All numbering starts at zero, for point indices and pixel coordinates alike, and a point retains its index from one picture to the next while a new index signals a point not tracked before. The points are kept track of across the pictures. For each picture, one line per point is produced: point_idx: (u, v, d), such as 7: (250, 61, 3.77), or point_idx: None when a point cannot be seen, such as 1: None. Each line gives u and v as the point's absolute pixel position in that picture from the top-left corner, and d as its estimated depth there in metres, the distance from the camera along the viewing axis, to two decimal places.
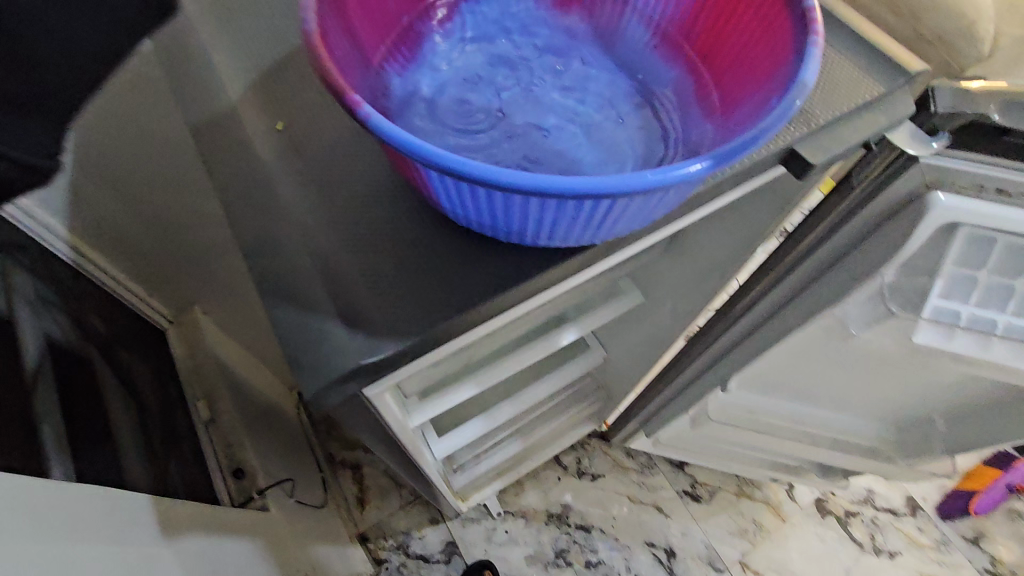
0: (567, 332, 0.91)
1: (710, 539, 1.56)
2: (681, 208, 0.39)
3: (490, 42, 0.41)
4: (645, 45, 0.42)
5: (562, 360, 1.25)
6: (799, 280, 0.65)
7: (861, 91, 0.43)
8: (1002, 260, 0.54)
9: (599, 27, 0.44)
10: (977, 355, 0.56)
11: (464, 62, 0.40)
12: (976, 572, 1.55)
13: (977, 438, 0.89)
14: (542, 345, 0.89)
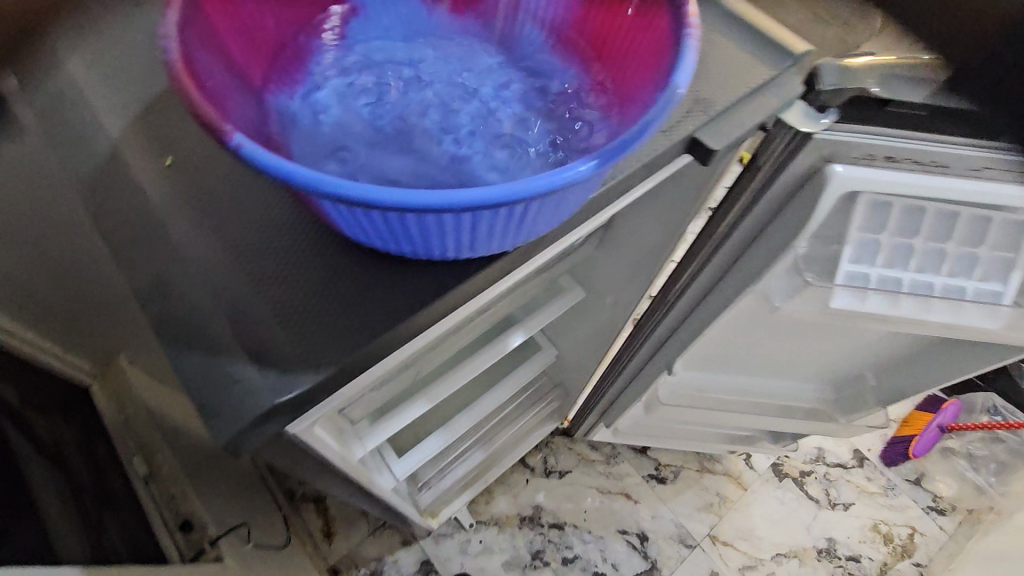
0: (515, 334, 0.91)
1: (679, 518, 1.61)
2: (599, 204, 0.40)
3: (383, 53, 0.41)
4: (542, 45, 0.43)
5: (515, 362, 1.25)
6: (726, 260, 0.67)
7: (752, 78, 0.45)
8: (901, 222, 0.58)
9: (495, 28, 0.44)
10: (888, 313, 0.60)
11: (359, 76, 0.39)
12: (921, 510, 1.66)
13: (905, 388, 0.95)
14: (492, 351, 0.89)
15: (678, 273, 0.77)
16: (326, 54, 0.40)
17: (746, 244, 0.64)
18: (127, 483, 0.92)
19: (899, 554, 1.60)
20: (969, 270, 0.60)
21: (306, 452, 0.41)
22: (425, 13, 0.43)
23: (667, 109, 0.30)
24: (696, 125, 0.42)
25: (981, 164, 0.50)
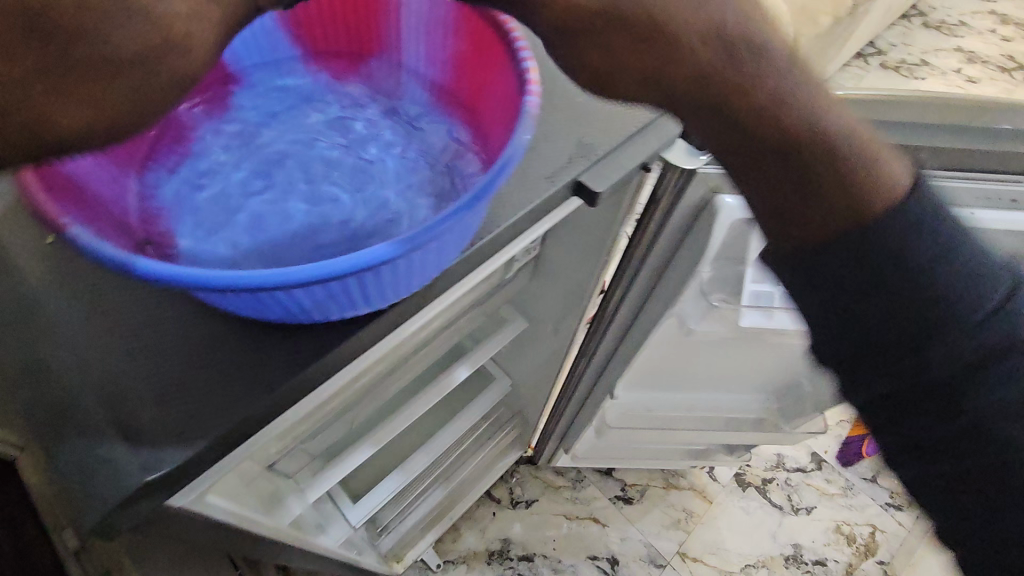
0: (460, 369, 0.91)
1: (648, 537, 1.61)
2: (488, 250, 0.42)
3: (268, 119, 0.44)
4: (423, 102, 0.46)
5: (469, 396, 1.24)
6: (645, 287, 0.70)
7: (631, 118, 0.48)
8: None
9: (378, 88, 0.47)
10: (793, 327, 0.64)
11: (242, 144, 0.42)
12: (879, 508, 1.71)
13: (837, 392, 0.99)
14: (438, 387, 0.89)
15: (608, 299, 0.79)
16: (206, 125, 0.43)
17: (660, 269, 0.66)
18: (54, 562, 0.88)
19: (862, 553, 1.64)
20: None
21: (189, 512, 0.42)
22: (311, 80, 0.47)
23: (510, 165, 0.32)
24: (579, 168, 0.44)
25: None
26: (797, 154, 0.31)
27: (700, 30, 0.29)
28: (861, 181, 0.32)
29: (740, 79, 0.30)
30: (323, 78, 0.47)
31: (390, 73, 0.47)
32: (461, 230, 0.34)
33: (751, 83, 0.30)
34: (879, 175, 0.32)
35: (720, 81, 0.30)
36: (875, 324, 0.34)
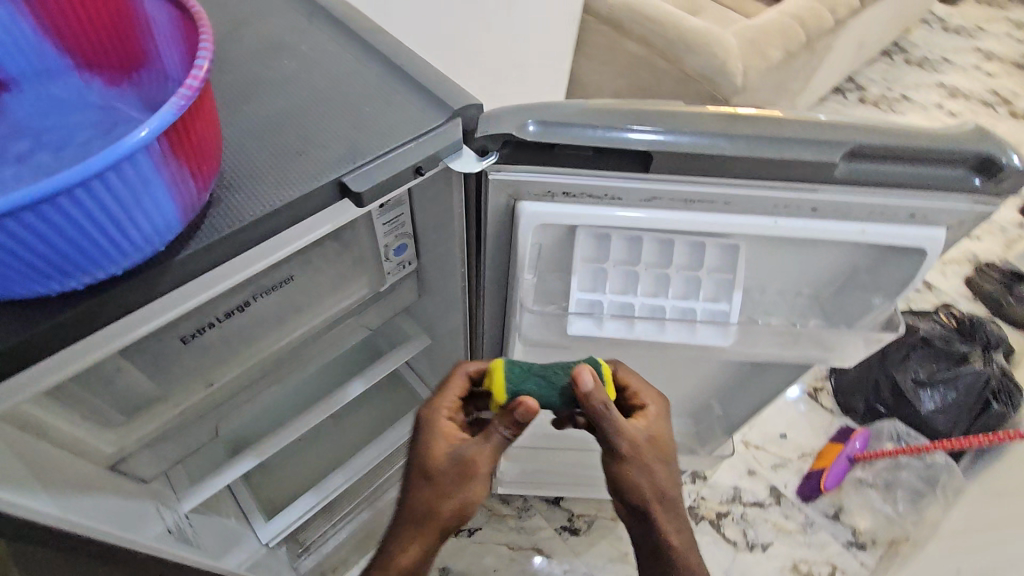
0: (354, 384, 0.91)
1: (592, 570, 1.58)
2: (236, 243, 0.44)
3: (33, 120, 0.47)
4: None
5: (394, 416, 1.25)
6: (499, 280, 0.71)
7: (419, 125, 0.50)
8: (623, 252, 0.63)
9: (148, 95, 0.48)
10: (624, 335, 0.64)
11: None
12: (841, 546, 1.63)
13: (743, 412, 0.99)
14: (329, 403, 0.89)
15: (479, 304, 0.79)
16: None
17: (502, 267, 0.68)
18: None
19: None
20: (693, 292, 0.65)
21: (21, 443, 0.53)
22: (87, 85, 0.48)
23: (111, 153, 0.33)
24: (348, 169, 0.47)
25: (647, 194, 0.55)
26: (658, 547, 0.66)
27: (664, 476, 0.64)
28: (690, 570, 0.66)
29: (664, 501, 0.64)
30: (99, 83, 0.49)
31: (159, 79, 0.47)
32: (111, 205, 0.36)
33: (670, 508, 0.65)
34: None
35: (665, 499, 0.64)
36: None
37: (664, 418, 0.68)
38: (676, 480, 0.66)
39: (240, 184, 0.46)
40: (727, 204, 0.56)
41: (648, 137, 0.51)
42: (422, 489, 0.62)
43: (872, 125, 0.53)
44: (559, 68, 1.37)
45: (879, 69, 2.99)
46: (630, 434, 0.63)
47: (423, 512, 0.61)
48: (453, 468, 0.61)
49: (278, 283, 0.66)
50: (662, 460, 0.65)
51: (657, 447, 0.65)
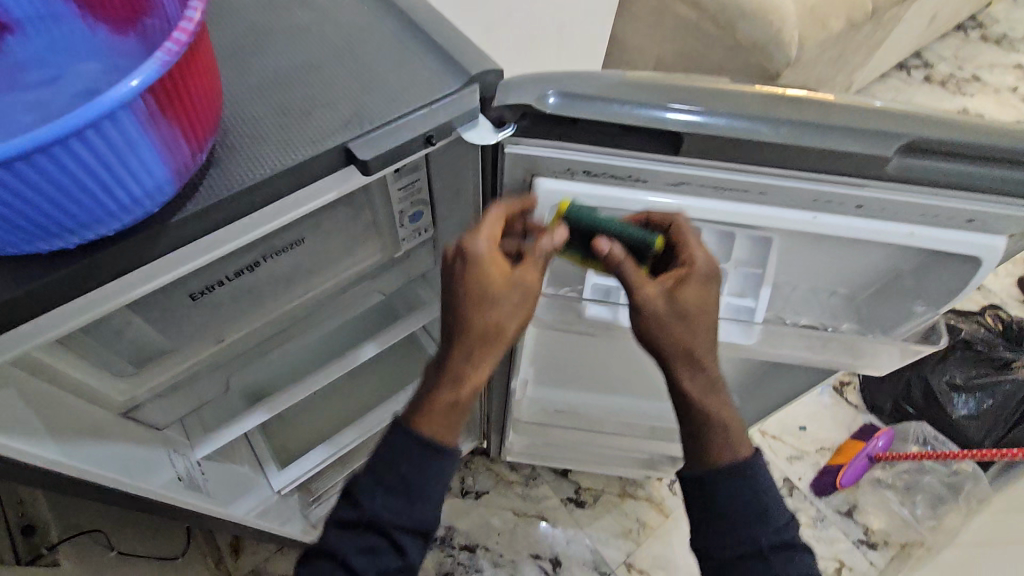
0: (366, 348, 0.90)
1: (595, 543, 1.60)
2: (236, 209, 0.43)
3: (37, 69, 0.45)
4: None
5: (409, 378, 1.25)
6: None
7: (426, 93, 0.47)
8: None
9: (151, 44, 0.46)
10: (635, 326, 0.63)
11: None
12: (851, 544, 1.61)
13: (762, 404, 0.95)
14: (339, 364, 0.89)
15: None
16: None
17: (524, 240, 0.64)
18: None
19: None
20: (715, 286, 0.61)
21: (27, 388, 0.54)
22: (92, 32, 0.47)
23: (95, 104, 0.31)
24: (348, 137, 0.45)
25: (676, 180, 0.52)
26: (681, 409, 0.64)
27: (687, 341, 0.55)
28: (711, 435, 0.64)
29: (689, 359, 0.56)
30: (103, 30, 0.47)
31: (161, 27, 0.45)
32: (101, 157, 0.34)
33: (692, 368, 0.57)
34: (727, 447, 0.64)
35: (688, 360, 0.56)
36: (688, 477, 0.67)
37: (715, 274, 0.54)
38: (710, 340, 0.56)
39: (234, 149, 0.44)
40: (764, 195, 0.52)
41: (687, 119, 0.47)
42: (490, 319, 0.53)
43: (937, 117, 0.48)
44: (600, 29, 1.29)
45: (951, 44, 2.77)
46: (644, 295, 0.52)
47: (492, 338, 0.54)
48: (517, 292, 0.53)
49: (290, 244, 0.63)
50: (696, 324, 0.54)
51: (684, 308, 0.53)
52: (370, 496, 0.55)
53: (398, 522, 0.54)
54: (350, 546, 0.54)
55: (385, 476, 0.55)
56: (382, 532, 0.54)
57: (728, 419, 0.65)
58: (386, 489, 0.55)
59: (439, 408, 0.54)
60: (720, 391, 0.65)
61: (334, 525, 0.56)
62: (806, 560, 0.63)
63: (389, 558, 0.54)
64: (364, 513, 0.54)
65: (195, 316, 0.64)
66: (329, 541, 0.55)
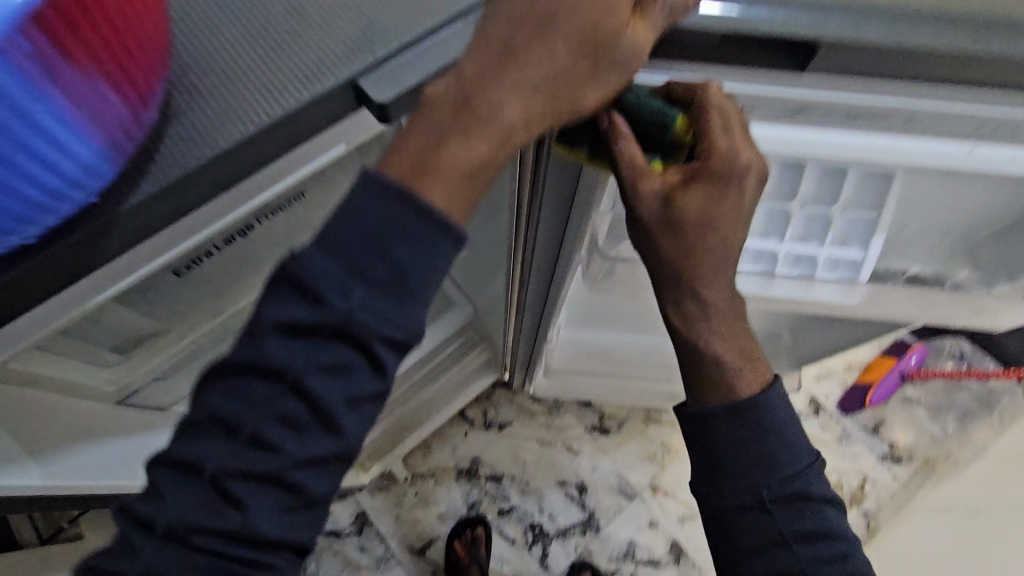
0: None
1: (620, 468, 1.60)
2: (229, 172, 0.38)
3: None
4: None
5: None
6: (564, 188, 0.63)
7: (407, 28, 0.40)
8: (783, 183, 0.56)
9: None
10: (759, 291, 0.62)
11: None
12: (875, 459, 1.57)
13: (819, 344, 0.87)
14: None
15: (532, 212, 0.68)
16: None
17: (594, 183, 0.58)
18: None
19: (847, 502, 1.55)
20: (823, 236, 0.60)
21: None
22: None
23: None
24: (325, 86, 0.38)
25: (748, 105, 0.48)
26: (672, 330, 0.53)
27: (677, 254, 0.50)
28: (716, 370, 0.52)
29: (682, 272, 0.50)
30: None
31: None
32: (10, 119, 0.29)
33: (683, 289, 0.51)
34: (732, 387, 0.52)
35: (673, 279, 0.51)
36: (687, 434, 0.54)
37: (738, 183, 0.47)
38: (719, 261, 0.50)
39: (185, 116, 0.37)
40: (859, 120, 0.48)
41: (716, 9, 0.41)
42: (575, 72, 0.41)
43: None
44: None
45: None
46: (636, 189, 0.47)
47: (558, 110, 0.42)
48: (626, 45, 0.40)
49: (288, 201, 0.51)
50: (691, 232, 0.48)
51: (681, 209, 0.48)
52: (347, 298, 0.38)
53: (381, 337, 0.39)
54: (310, 365, 0.39)
55: (380, 276, 0.38)
56: (358, 349, 0.39)
57: (748, 359, 0.53)
58: (375, 297, 0.38)
59: (446, 170, 0.39)
60: (727, 318, 0.52)
61: (285, 328, 0.39)
62: (837, 518, 0.53)
63: (366, 387, 0.40)
64: (341, 319, 0.38)
65: (183, 292, 0.53)
66: (278, 357, 0.39)
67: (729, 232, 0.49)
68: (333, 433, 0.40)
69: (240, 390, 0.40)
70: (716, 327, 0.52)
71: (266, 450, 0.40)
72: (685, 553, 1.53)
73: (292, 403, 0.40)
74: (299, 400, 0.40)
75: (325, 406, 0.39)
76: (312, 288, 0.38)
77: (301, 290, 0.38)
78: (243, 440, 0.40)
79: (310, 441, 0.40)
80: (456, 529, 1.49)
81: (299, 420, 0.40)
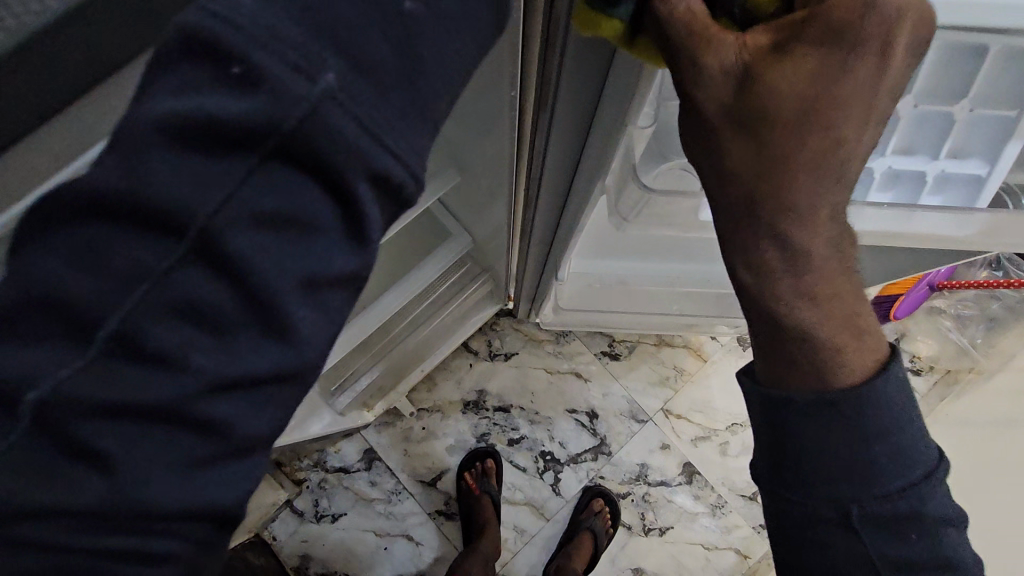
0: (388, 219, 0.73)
1: (631, 394, 1.55)
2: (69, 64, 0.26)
3: None
4: None
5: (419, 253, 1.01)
6: (587, 93, 0.50)
7: None
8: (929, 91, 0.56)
9: None
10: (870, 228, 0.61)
11: None
12: None
13: None
14: None
15: (546, 121, 0.56)
16: None
17: (630, 89, 0.46)
18: None
19: None
20: (933, 151, 0.62)
21: None
22: None
23: None
24: None
25: None
26: (749, 295, 0.41)
27: (752, 164, 0.38)
28: (809, 343, 0.41)
29: (768, 195, 0.38)
30: None
31: None
32: None
33: (759, 219, 0.39)
34: (828, 361, 0.42)
35: (745, 202, 0.39)
36: (761, 431, 0.46)
37: (855, 60, 0.35)
38: (813, 176, 0.38)
39: None
40: None
41: None
42: None
43: None
44: None
45: None
46: (697, 62, 0.35)
47: None
48: None
49: None
50: (782, 130, 0.37)
51: (770, 95, 0.36)
52: (304, 82, 0.22)
53: (354, 161, 0.24)
54: (240, 207, 0.23)
55: (353, 66, 0.23)
56: (316, 179, 0.24)
57: (846, 322, 0.42)
58: (343, 99, 0.23)
59: None
60: (822, 270, 0.40)
61: (180, 131, 0.22)
62: (928, 520, 0.44)
63: (324, 252, 0.25)
64: (293, 116, 0.22)
65: None
66: (167, 181, 0.22)
67: (833, 131, 0.37)
68: (268, 326, 0.25)
69: (100, 247, 0.23)
70: (811, 278, 0.40)
71: (162, 347, 0.24)
72: (697, 474, 1.51)
73: (199, 268, 0.23)
74: (210, 274, 0.23)
75: (264, 281, 0.24)
76: (245, 64, 0.22)
77: (217, 63, 0.22)
78: (114, 331, 0.23)
79: (233, 331, 0.24)
80: (466, 461, 1.47)
81: (210, 298, 0.24)
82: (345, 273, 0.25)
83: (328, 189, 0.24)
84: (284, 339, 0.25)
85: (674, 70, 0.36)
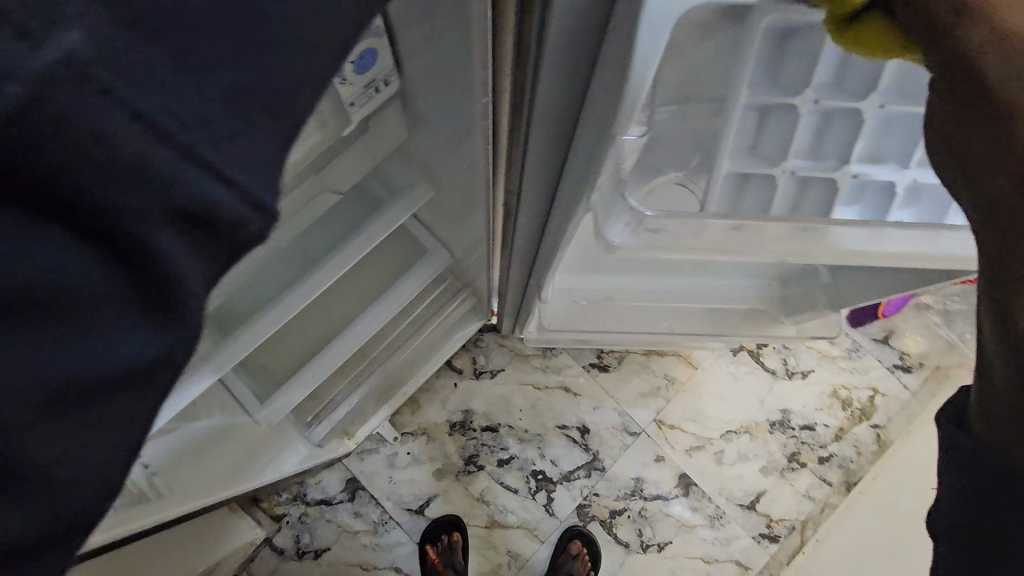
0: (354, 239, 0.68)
1: (623, 406, 1.51)
2: None
3: None
4: None
5: (393, 262, 0.94)
6: (573, 99, 0.46)
7: None
8: None
9: None
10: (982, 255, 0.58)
11: None
12: (885, 370, 1.54)
13: (859, 296, 0.80)
14: (337, 261, 0.66)
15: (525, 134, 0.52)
16: None
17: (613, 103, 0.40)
18: None
19: (857, 417, 1.51)
20: None
21: None
22: None
23: None
24: None
25: None
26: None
27: None
28: None
29: None
30: None
31: None
32: None
33: None
34: None
35: None
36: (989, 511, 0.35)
37: None
38: None
39: None
40: None
41: None
42: None
43: None
44: None
45: None
46: (995, 25, 0.31)
47: None
48: None
49: None
50: None
51: None
52: (28, 53, 0.19)
53: (137, 196, 0.21)
54: None
55: (125, 28, 0.20)
56: (59, 224, 0.21)
57: None
58: (104, 77, 0.20)
59: None
60: None
61: None
62: None
63: (94, 339, 0.22)
64: (14, 96, 0.19)
65: None
66: None
67: None
68: None
69: None
70: None
71: None
72: (694, 485, 1.47)
73: None
74: None
75: None
76: None
77: None
78: None
79: None
80: (433, 533, 1.38)
81: None
82: (131, 365, 0.23)
83: (84, 253, 0.22)
84: (22, 497, 0.23)
85: (957, 37, 0.32)
